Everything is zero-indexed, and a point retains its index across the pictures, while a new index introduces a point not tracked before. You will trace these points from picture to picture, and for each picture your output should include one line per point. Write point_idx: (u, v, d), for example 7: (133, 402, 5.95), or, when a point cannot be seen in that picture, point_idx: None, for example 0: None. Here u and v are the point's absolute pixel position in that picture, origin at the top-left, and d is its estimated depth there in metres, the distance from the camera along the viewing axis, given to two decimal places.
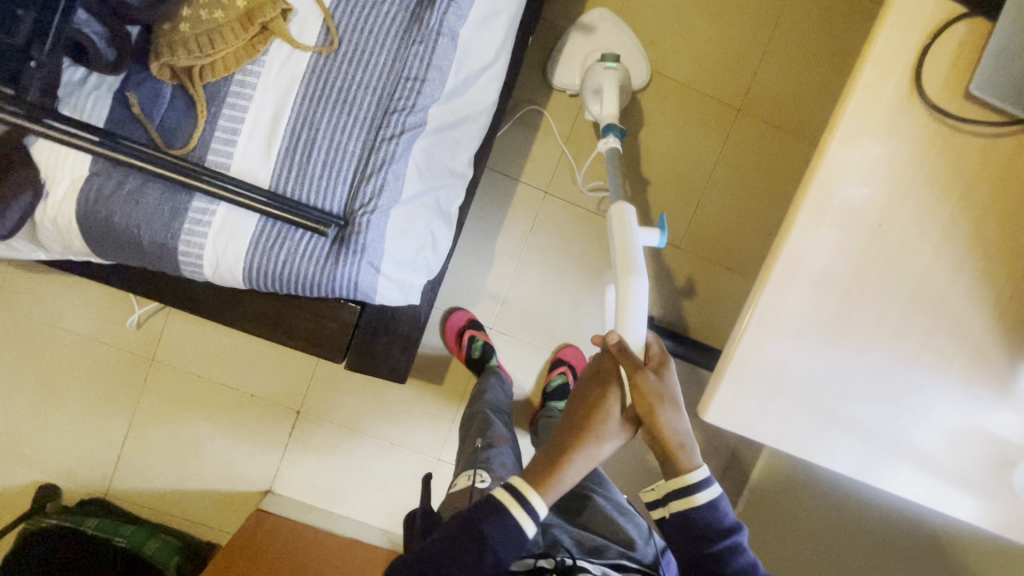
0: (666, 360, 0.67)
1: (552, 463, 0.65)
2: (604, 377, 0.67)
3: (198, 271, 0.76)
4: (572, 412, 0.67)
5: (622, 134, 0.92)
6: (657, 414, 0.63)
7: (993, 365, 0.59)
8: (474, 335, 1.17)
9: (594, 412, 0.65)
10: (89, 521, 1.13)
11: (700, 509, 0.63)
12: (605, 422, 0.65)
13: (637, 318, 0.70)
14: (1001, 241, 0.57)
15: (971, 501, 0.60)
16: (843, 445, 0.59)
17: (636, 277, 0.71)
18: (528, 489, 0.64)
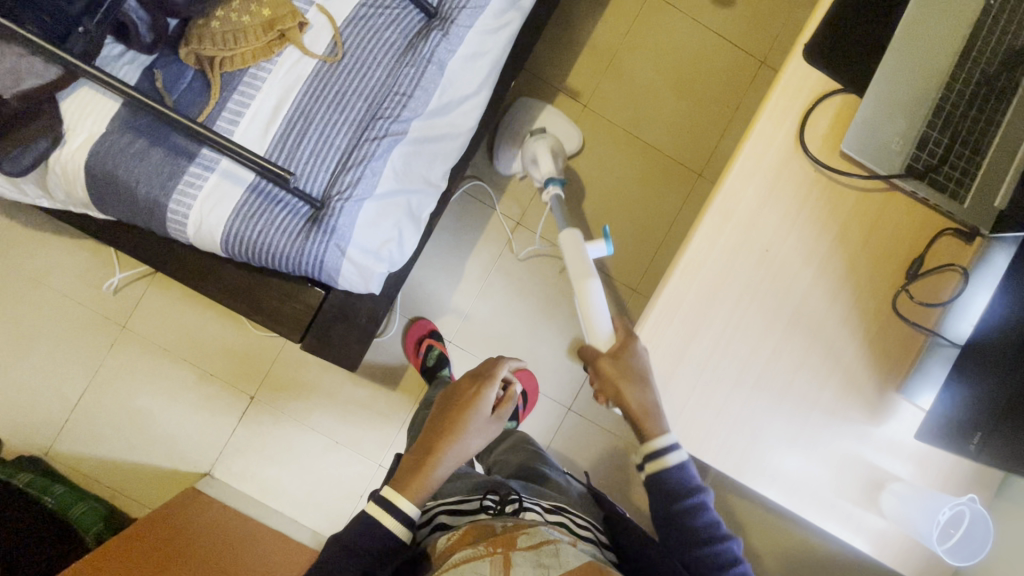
0: (634, 337, 0.65)
1: (419, 465, 0.70)
2: (470, 381, 0.77)
3: (181, 230, 0.84)
4: (439, 417, 0.75)
5: (562, 183, 1.06)
6: (629, 391, 0.62)
7: (865, 390, 0.65)
8: (431, 344, 1.23)
9: (458, 412, 0.74)
10: (23, 476, 1.13)
11: (670, 471, 0.63)
12: (470, 416, 0.73)
13: (601, 316, 0.71)
14: (872, 279, 0.66)
15: (844, 514, 0.65)
16: (728, 444, 0.65)
17: (588, 280, 0.75)
18: (399, 496, 0.67)
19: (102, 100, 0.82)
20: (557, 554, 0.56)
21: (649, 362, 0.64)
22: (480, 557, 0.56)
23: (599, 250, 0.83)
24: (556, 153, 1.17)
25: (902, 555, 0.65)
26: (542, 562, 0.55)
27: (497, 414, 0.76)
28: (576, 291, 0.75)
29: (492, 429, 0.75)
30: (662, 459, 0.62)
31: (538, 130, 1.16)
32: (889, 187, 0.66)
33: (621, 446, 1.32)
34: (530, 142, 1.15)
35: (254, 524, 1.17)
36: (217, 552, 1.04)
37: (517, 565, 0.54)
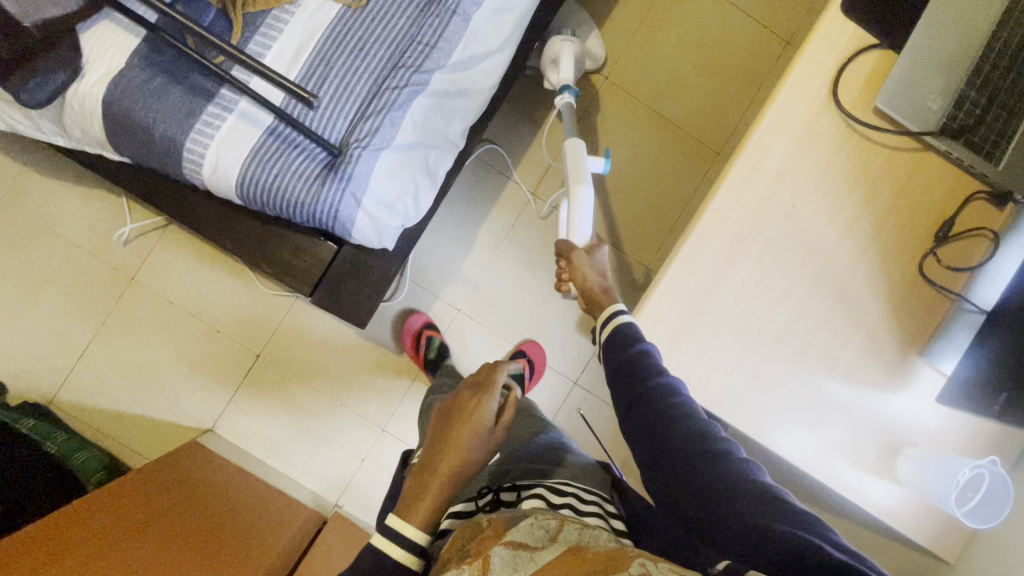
0: (601, 244, 0.82)
1: (426, 490, 0.67)
2: (470, 393, 0.74)
3: (196, 170, 0.83)
4: (441, 435, 0.71)
5: (576, 94, 1.03)
6: (587, 275, 0.76)
7: (886, 353, 0.64)
8: (431, 335, 1.23)
9: (460, 429, 0.71)
10: (26, 421, 1.12)
11: (621, 328, 0.63)
12: (471, 429, 0.70)
13: (583, 223, 0.82)
14: (899, 242, 0.65)
15: (859, 480, 0.64)
16: (745, 398, 0.63)
17: (582, 185, 0.83)
18: (405, 527, 0.65)
19: (123, 35, 0.82)
20: (533, 559, 0.50)
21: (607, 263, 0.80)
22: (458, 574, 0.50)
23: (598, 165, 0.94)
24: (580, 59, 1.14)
25: (915, 521, 0.64)
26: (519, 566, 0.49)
27: (502, 423, 0.73)
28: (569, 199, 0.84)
29: (499, 438, 0.72)
30: (614, 320, 0.64)
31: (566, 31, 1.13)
32: (922, 148, 0.64)
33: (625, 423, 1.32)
34: (555, 42, 1.13)
35: (255, 481, 1.17)
36: (219, 508, 1.04)
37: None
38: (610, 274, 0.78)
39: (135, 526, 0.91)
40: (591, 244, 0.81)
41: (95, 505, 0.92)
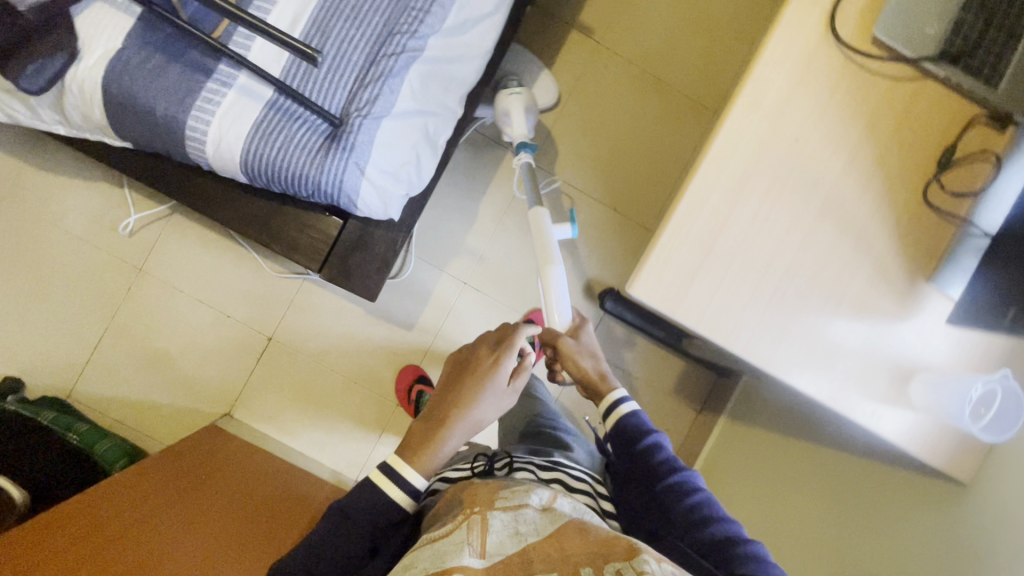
0: (584, 323, 0.87)
1: (431, 436, 0.72)
2: (488, 351, 0.79)
3: (200, 149, 0.84)
4: (451, 389, 0.77)
5: (534, 149, 1.05)
6: (579, 363, 0.80)
7: (893, 281, 0.65)
8: (420, 390, 1.21)
9: (474, 384, 0.76)
10: (45, 415, 1.13)
11: (632, 296, 0.64)
12: (485, 385, 0.75)
13: (562, 309, 0.89)
14: (902, 171, 0.65)
15: (871, 406, 0.65)
16: (757, 334, 0.64)
17: (553, 266, 0.91)
18: (409, 467, 0.69)
19: (117, 15, 0.81)
20: (533, 520, 0.57)
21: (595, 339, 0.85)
22: (459, 524, 0.57)
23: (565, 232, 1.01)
24: (531, 109, 1.14)
25: (929, 443, 0.65)
26: (519, 526, 0.56)
27: (512, 386, 0.78)
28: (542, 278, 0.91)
29: (506, 399, 0.77)
30: (617, 410, 0.73)
31: (514, 83, 1.11)
32: (921, 77, 0.65)
33: (635, 385, 1.34)
34: (503, 96, 1.11)
35: (276, 459, 1.19)
36: (232, 484, 1.05)
37: (495, 532, 0.55)
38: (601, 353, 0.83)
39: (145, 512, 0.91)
40: (576, 326, 0.86)
41: (103, 495, 0.92)
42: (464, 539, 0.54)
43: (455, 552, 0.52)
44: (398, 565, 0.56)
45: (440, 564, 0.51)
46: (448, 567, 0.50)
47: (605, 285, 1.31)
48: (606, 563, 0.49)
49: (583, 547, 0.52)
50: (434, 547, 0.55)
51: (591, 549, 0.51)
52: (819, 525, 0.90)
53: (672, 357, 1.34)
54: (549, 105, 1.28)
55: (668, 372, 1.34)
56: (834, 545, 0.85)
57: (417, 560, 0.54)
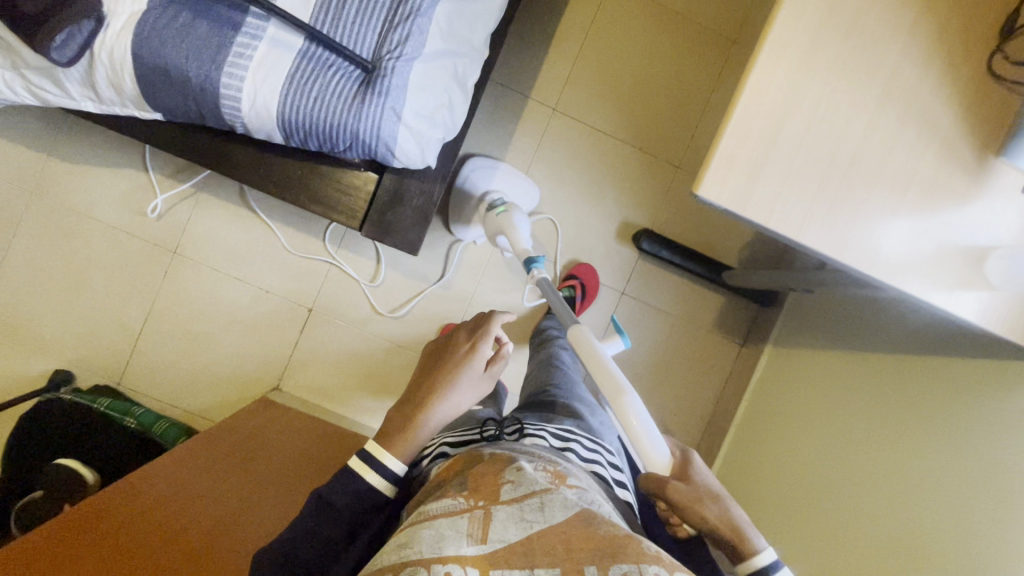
0: (689, 455, 0.71)
1: (411, 421, 0.71)
2: (466, 337, 0.79)
3: (235, 107, 0.83)
4: (426, 377, 0.76)
5: (543, 262, 0.98)
6: (707, 517, 0.69)
7: (962, 157, 0.64)
8: None
9: (451, 367, 0.76)
10: (103, 400, 1.13)
11: (700, 198, 0.63)
12: (464, 368, 0.75)
13: (653, 444, 0.64)
14: (963, 45, 0.64)
15: (948, 287, 0.65)
16: (827, 225, 0.64)
17: (627, 395, 0.66)
18: (388, 451, 0.68)
19: None
20: (542, 507, 0.55)
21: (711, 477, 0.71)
22: (459, 512, 0.55)
23: (617, 346, 0.85)
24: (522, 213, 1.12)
25: (1008, 319, 0.65)
26: (524, 513, 0.54)
27: (489, 372, 0.78)
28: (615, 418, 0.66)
29: (484, 385, 0.77)
30: None
31: (496, 202, 1.11)
32: None
33: (675, 325, 1.34)
34: (493, 217, 1.10)
35: (329, 425, 1.21)
36: (266, 449, 1.08)
37: (498, 520, 0.54)
38: (724, 495, 0.71)
39: (192, 482, 0.94)
40: (682, 456, 0.71)
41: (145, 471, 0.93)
42: (462, 528, 0.53)
43: (451, 540, 0.52)
44: (393, 540, 0.55)
45: (435, 550, 0.50)
46: (443, 557, 0.50)
47: (638, 227, 1.30)
48: (611, 563, 0.49)
49: (588, 545, 0.50)
50: (431, 529, 0.53)
51: (596, 547, 0.50)
52: (882, 427, 0.90)
53: (709, 294, 1.33)
54: (534, 202, 1.27)
55: (708, 309, 1.34)
56: (889, 443, 0.88)
57: (413, 540, 0.52)
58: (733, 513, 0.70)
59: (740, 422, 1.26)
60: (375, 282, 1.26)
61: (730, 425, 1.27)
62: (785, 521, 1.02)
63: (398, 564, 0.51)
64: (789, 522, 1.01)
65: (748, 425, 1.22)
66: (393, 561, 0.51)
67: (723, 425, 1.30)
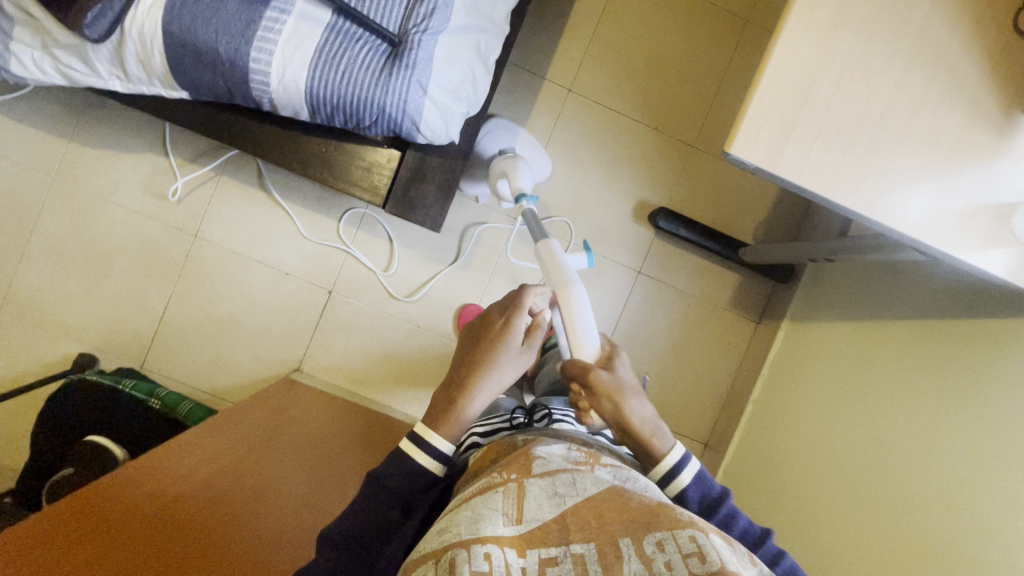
0: (614, 352, 0.77)
1: (454, 401, 0.70)
2: (499, 314, 0.77)
3: (265, 81, 0.84)
4: (464, 357, 0.75)
5: (535, 198, 1.00)
6: (616, 405, 0.71)
7: (989, 114, 0.65)
8: None
9: (489, 345, 0.74)
10: (127, 382, 1.14)
11: (732, 155, 0.64)
12: (502, 345, 0.73)
13: (586, 330, 0.78)
14: (988, 5, 0.65)
15: (976, 242, 0.66)
16: (858, 182, 0.65)
17: (571, 286, 0.80)
18: (434, 433, 0.68)
19: None
20: (574, 482, 0.56)
21: (629, 375, 0.76)
22: (494, 487, 0.55)
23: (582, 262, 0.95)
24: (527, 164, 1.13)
25: None
26: (557, 489, 0.55)
27: (528, 344, 0.76)
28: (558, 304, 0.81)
29: (523, 360, 0.76)
30: (668, 471, 0.69)
31: (505, 149, 1.13)
32: None
33: (691, 303, 1.35)
34: (499, 160, 1.11)
35: (353, 404, 1.22)
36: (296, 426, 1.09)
37: (532, 496, 0.54)
38: (634, 389, 0.74)
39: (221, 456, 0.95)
40: (607, 354, 0.77)
41: (172, 444, 0.92)
42: (499, 505, 0.53)
43: (489, 519, 0.51)
44: (433, 527, 0.55)
45: (475, 531, 0.50)
46: (483, 537, 0.49)
47: (653, 206, 1.31)
48: (645, 534, 0.50)
49: (622, 518, 0.51)
50: (470, 510, 0.53)
51: (630, 518, 0.51)
52: (907, 392, 0.91)
53: (725, 272, 1.34)
54: (546, 169, 1.26)
55: (724, 286, 1.35)
56: (913, 409, 0.89)
57: (453, 523, 0.52)
58: (649, 413, 0.73)
59: (758, 397, 1.27)
60: (389, 272, 1.27)
61: (747, 401, 1.28)
62: (808, 491, 1.03)
63: (441, 548, 0.50)
64: (811, 491, 1.02)
65: (766, 400, 1.24)
66: (437, 545, 0.51)
67: (740, 401, 1.31)
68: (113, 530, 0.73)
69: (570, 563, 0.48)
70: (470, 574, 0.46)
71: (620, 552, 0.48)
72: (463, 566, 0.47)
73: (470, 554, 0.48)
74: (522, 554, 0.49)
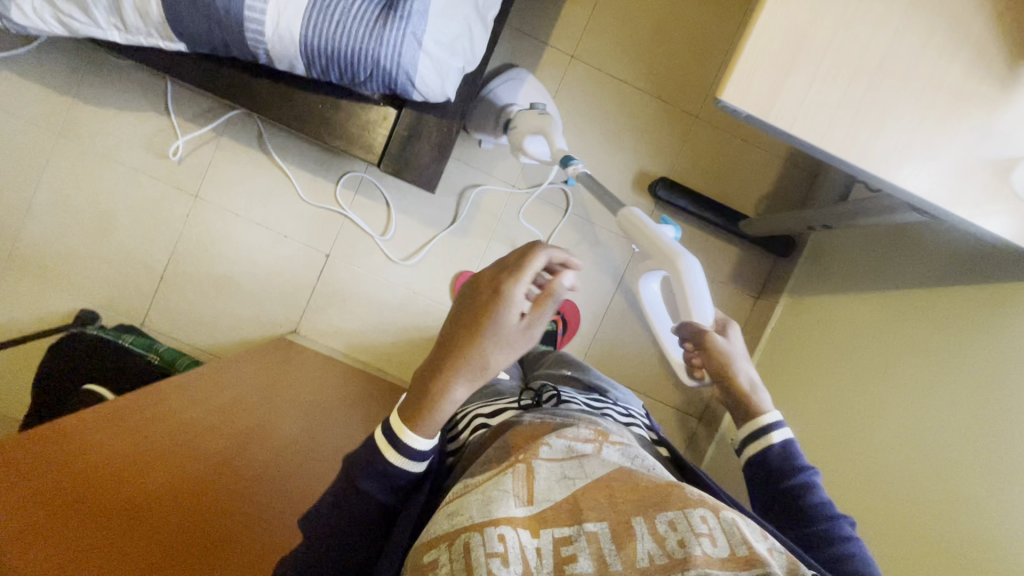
0: (728, 323, 0.80)
1: (428, 399, 0.56)
2: (488, 286, 0.56)
3: (260, 32, 0.85)
4: (446, 337, 0.57)
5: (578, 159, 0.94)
6: (727, 366, 0.73)
7: (993, 64, 0.63)
8: None
9: (479, 326, 0.55)
10: (127, 337, 1.16)
11: (724, 102, 0.62)
12: (491, 327, 0.55)
13: (701, 302, 0.79)
14: None
15: (974, 198, 0.64)
16: (854, 132, 0.63)
17: (684, 256, 0.81)
18: (406, 431, 0.56)
19: None
20: (582, 462, 0.50)
21: (741, 345, 0.77)
22: (503, 469, 0.50)
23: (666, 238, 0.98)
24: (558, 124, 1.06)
25: None
26: (566, 472, 0.49)
27: (528, 325, 0.56)
28: (673, 276, 0.81)
29: (522, 343, 0.56)
30: (762, 431, 0.68)
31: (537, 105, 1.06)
32: None
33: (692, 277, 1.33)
34: (532, 116, 1.04)
35: (348, 366, 1.24)
36: (295, 383, 1.10)
37: (542, 479, 0.49)
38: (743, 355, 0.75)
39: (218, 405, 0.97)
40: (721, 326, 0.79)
41: (158, 387, 0.94)
42: (508, 486, 0.48)
43: (500, 501, 0.46)
44: (441, 510, 0.50)
45: (487, 513, 0.45)
46: (496, 519, 0.45)
47: (655, 176, 1.30)
48: (657, 512, 0.44)
49: (633, 496, 0.46)
50: (479, 493, 0.48)
51: (640, 498, 0.46)
52: (904, 361, 0.89)
53: (725, 245, 1.33)
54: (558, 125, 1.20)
55: (723, 260, 1.33)
56: (908, 378, 0.87)
57: (464, 507, 0.47)
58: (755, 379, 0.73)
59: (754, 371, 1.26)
60: (386, 236, 1.27)
61: None
62: None
63: (453, 531, 0.46)
64: None
65: (762, 374, 1.23)
66: (448, 529, 0.46)
67: None
68: (81, 456, 0.75)
69: (584, 543, 0.43)
70: (485, 558, 0.42)
71: (632, 531, 0.43)
72: (477, 549, 0.43)
73: (483, 537, 0.43)
74: (535, 535, 0.45)
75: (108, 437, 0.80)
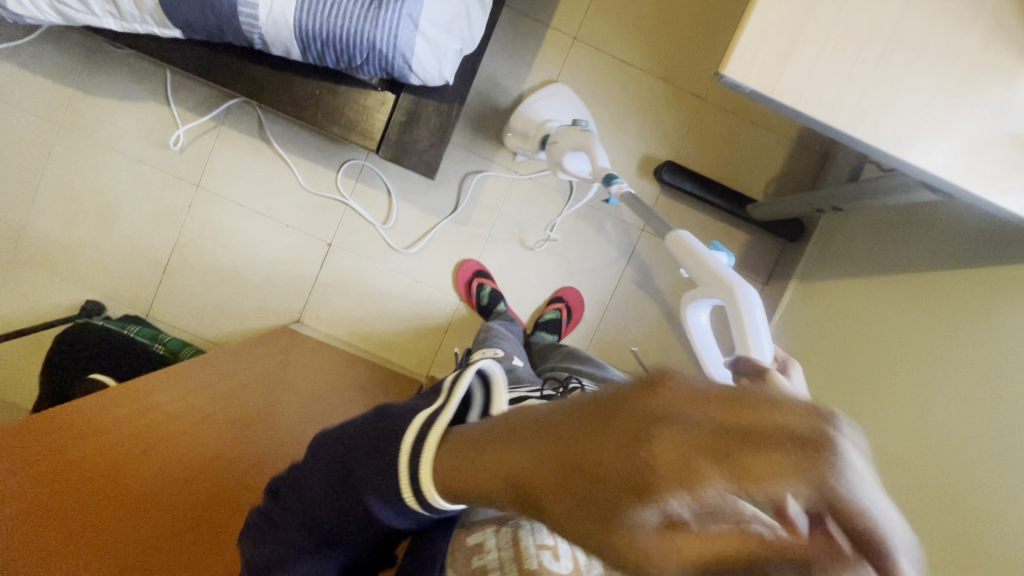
0: None
1: (461, 479, 0.40)
2: (658, 467, 0.24)
3: (254, 16, 0.83)
4: (515, 455, 0.34)
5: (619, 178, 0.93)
6: None
7: (1012, 34, 0.60)
8: (482, 283, 1.25)
9: (562, 496, 0.29)
10: (132, 328, 1.17)
11: (727, 79, 0.60)
12: (566, 509, 0.29)
13: (761, 340, 0.68)
14: None
15: (991, 174, 0.62)
16: (864, 108, 0.60)
17: (740, 285, 0.71)
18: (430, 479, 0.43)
19: None
20: None
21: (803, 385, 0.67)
22: None
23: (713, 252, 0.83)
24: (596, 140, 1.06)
25: None
26: None
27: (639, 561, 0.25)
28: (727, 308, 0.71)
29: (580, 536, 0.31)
30: None
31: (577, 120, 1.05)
32: None
33: None
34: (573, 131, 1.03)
35: (352, 356, 1.24)
36: (300, 373, 1.10)
37: None
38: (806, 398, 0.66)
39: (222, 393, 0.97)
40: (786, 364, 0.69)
41: (157, 377, 0.94)
42: None
43: None
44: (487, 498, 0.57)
45: None
46: None
47: (660, 161, 1.27)
48: None
49: None
50: None
51: None
52: (915, 346, 0.87)
53: (732, 230, 1.30)
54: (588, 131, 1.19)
55: (730, 246, 1.31)
56: (920, 363, 0.85)
57: None
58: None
59: None
60: (388, 225, 1.26)
61: None
62: None
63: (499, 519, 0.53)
64: None
65: None
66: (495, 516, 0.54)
67: None
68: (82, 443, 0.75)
69: None
70: (534, 546, 0.50)
71: None
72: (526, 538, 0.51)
73: (532, 528, 0.51)
74: None
75: (102, 426, 0.79)
